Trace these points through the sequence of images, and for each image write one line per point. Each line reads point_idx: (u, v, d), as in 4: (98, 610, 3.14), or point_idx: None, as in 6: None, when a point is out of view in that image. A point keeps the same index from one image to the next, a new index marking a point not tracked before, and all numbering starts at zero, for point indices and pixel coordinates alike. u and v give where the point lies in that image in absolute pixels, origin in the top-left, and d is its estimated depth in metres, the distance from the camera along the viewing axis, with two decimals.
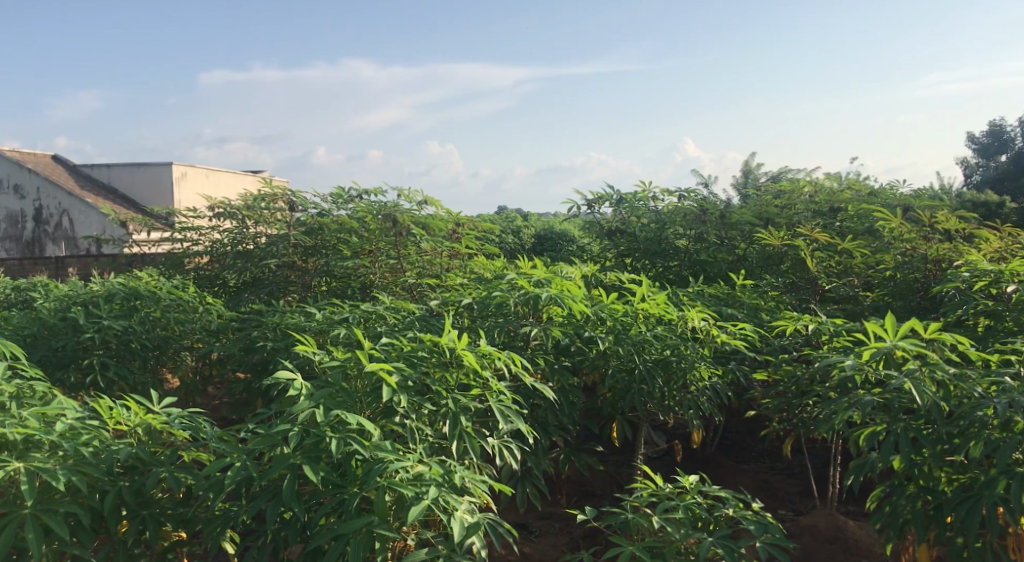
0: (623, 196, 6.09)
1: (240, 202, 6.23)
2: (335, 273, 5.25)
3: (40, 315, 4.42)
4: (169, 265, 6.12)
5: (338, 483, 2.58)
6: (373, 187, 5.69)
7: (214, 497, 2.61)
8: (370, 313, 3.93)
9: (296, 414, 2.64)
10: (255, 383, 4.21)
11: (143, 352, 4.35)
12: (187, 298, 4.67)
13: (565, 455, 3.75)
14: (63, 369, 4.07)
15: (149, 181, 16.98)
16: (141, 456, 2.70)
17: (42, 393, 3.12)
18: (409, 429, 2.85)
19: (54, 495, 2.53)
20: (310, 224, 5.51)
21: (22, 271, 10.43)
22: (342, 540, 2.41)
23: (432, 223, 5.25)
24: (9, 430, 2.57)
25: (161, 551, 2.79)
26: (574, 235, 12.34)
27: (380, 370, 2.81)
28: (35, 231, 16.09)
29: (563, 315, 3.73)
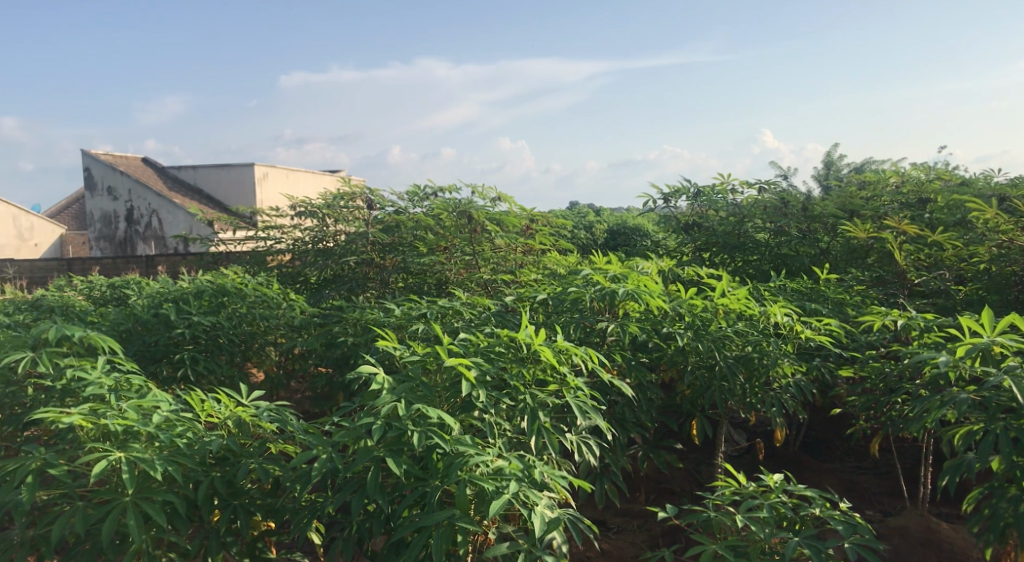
0: (701, 189, 5.98)
1: (320, 201, 6.39)
2: (412, 269, 5.29)
3: (135, 311, 4.62)
4: (253, 262, 6.32)
5: (420, 477, 2.62)
6: (448, 185, 5.76)
7: (301, 489, 2.68)
8: (447, 309, 3.96)
9: (378, 408, 2.69)
10: (337, 377, 4.31)
11: (230, 347, 4.50)
12: (272, 296, 4.87)
13: (643, 452, 3.72)
14: (157, 363, 4.25)
15: (231, 181, 17.55)
16: (232, 448, 2.80)
17: (138, 386, 3.26)
18: (488, 423, 2.87)
19: (152, 484, 2.64)
20: (388, 222, 5.72)
21: (116, 268, 10.89)
22: (425, 533, 2.45)
23: (507, 219, 5.26)
24: (111, 421, 2.70)
25: (252, 540, 2.88)
26: (648, 230, 12.22)
27: (458, 365, 2.83)
28: (127, 231, 16.84)
29: (640, 311, 3.69)
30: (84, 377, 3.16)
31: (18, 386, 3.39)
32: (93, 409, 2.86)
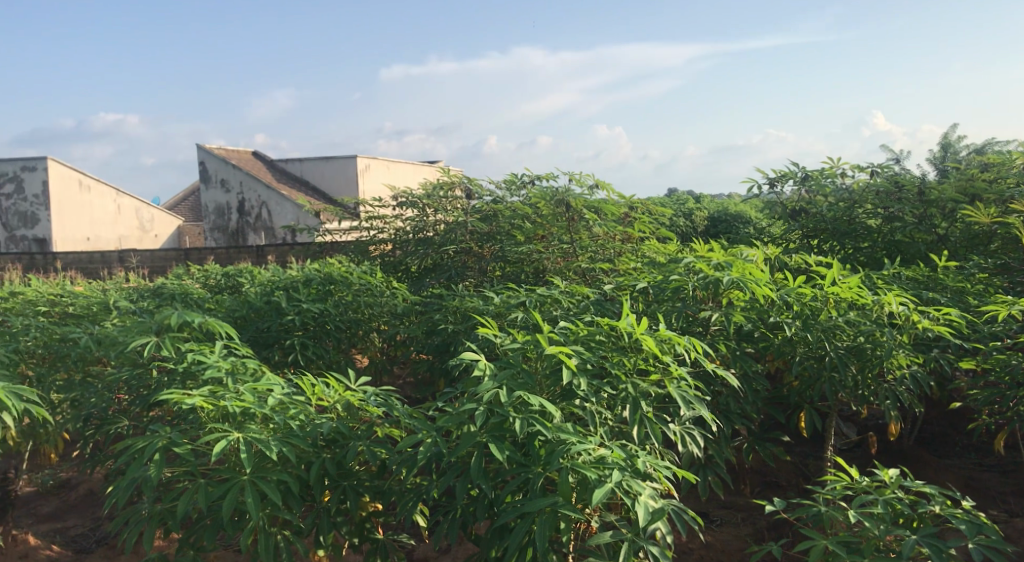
0: (808, 173, 5.77)
1: (420, 191, 6.51)
2: (510, 258, 5.32)
3: (248, 298, 4.83)
4: (357, 252, 6.50)
5: (522, 463, 2.64)
6: (546, 173, 5.76)
7: (406, 472, 2.74)
8: (546, 297, 3.95)
9: (480, 394, 2.72)
10: (439, 364, 4.39)
11: (337, 333, 4.64)
12: (376, 284, 5.01)
13: (748, 444, 3.63)
14: (269, 349, 4.43)
15: (334, 173, 18.10)
16: (341, 430, 2.90)
17: (253, 370, 3.41)
18: (590, 412, 2.86)
19: (267, 464, 2.76)
20: (486, 211, 5.79)
21: (228, 257, 11.42)
22: (528, 519, 2.46)
23: (605, 207, 5.20)
24: (230, 402, 2.84)
25: (361, 520, 2.98)
26: (751, 216, 11.90)
27: (559, 352, 2.83)
28: (239, 222, 17.63)
29: (745, 300, 3.60)
30: (204, 360, 3.33)
31: (144, 368, 3.61)
32: (213, 391, 3.01)
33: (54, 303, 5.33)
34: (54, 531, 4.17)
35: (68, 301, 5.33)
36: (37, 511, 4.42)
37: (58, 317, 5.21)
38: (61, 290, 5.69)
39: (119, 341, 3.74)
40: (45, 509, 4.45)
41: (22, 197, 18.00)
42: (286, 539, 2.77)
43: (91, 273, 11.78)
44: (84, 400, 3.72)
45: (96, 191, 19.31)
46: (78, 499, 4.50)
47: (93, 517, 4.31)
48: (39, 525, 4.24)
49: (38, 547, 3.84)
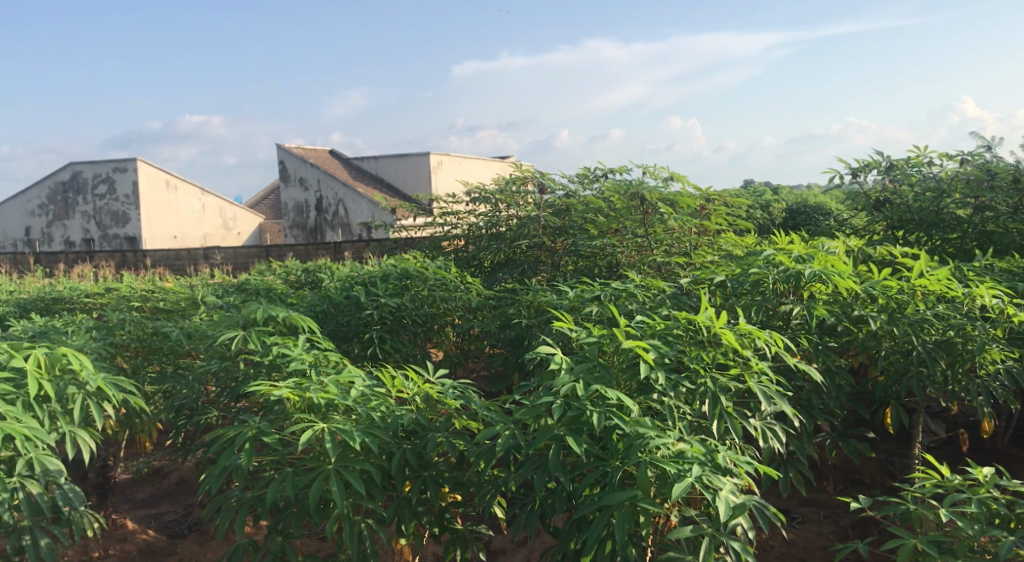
0: (893, 162, 5.59)
1: (493, 186, 6.56)
2: (583, 252, 5.31)
3: (329, 293, 4.96)
4: (431, 247, 6.59)
5: (600, 456, 2.64)
6: (620, 166, 5.73)
7: (485, 464, 2.77)
8: (621, 291, 3.91)
9: (558, 387, 2.74)
10: (512, 357, 4.42)
11: (413, 327, 4.73)
12: (451, 279, 5.09)
13: (831, 440, 3.54)
14: (348, 342, 4.54)
15: (408, 170, 18.38)
16: (422, 422, 2.96)
17: (335, 362, 3.51)
18: (668, 406, 2.84)
19: (351, 454, 2.83)
20: (559, 206, 5.80)
21: (307, 254, 11.73)
22: (607, 512, 2.46)
23: (680, 200, 5.12)
24: (315, 394, 2.93)
25: (441, 510, 3.04)
26: (831, 207, 11.56)
27: (637, 346, 2.82)
28: (318, 220, 18.05)
29: (828, 294, 3.52)
30: (288, 353, 3.44)
31: (231, 361, 3.75)
32: (298, 383, 3.11)
33: (146, 299, 5.58)
34: (150, 516, 4.38)
35: (160, 296, 5.57)
36: (133, 498, 4.65)
37: (150, 312, 5.45)
38: (152, 285, 5.96)
39: (208, 334, 3.90)
40: (141, 495, 4.68)
41: (115, 198, 18.90)
42: (369, 527, 2.84)
43: (179, 270, 12.27)
44: (176, 392, 3.88)
45: (182, 190, 20.09)
46: (172, 486, 4.71)
47: (184, 504, 4.51)
48: (136, 511, 4.45)
49: (136, 531, 4.04)
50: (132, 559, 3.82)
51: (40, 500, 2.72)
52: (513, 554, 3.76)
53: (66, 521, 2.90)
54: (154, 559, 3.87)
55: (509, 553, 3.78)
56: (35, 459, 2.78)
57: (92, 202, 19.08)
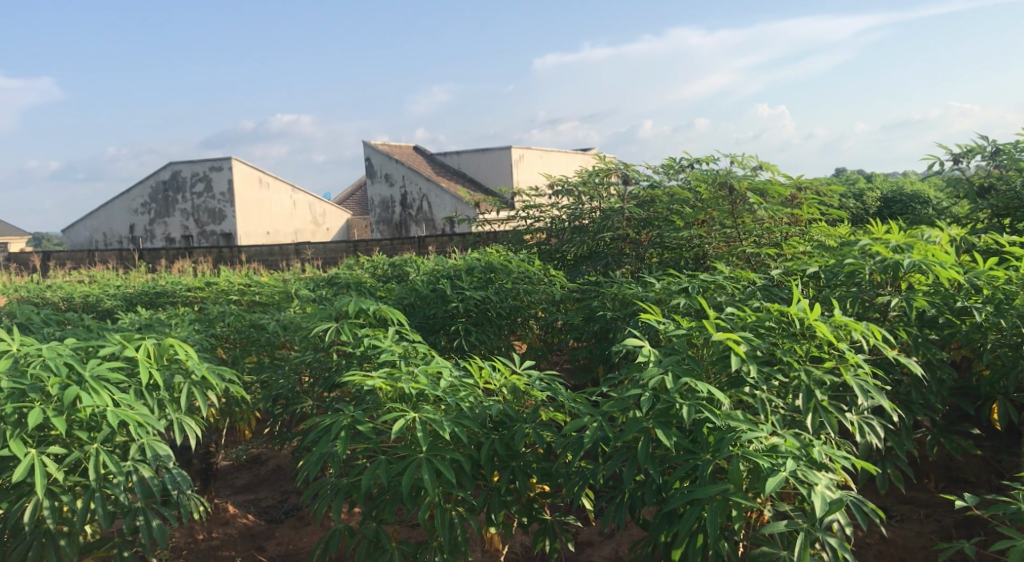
0: (999, 147, 5.32)
1: (576, 178, 6.54)
2: (669, 244, 5.26)
3: (416, 287, 5.06)
4: (514, 240, 6.63)
5: (690, 449, 2.61)
6: (707, 156, 5.63)
7: (573, 456, 2.78)
8: (709, 283, 3.84)
9: (646, 380, 2.72)
10: (597, 350, 4.40)
11: (498, 320, 4.78)
12: (534, 272, 5.11)
13: (932, 436, 3.41)
14: (435, 334, 4.62)
15: (490, 164, 18.51)
16: (510, 413, 2.99)
17: (424, 354, 3.58)
18: (760, 400, 2.79)
19: (441, 443, 2.88)
20: (643, 197, 5.74)
21: (393, 248, 11.99)
22: (698, 505, 2.43)
23: (771, 189, 5.00)
24: (407, 384, 3.00)
25: (530, 500, 3.07)
26: (929, 195, 11.05)
27: (727, 339, 2.78)
28: (402, 215, 18.40)
29: (928, 285, 3.40)
30: (378, 345, 3.54)
31: (325, 352, 3.88)
32: (389, 373, 3.19)
33: (243, 292, 5.81)
34: (249, 502, 4.57)
35: (255, 290, 5.78)
36: (233, 483, 4.86)
37: (247, 305, 5.67)
38: (248, 279, 6.19)
39: (303, 326, 4.04)
40: (241, 481, 4.89)
41: (212, 195, 19.71)
42: (460, 515, 2.89)
43: (272, 265, 12.71)
44: (273, 382, 4.03)
45: (274, 187, 20.81)
46: (269, 473, 4.91)
47: (281, 490, 4.68)
48: (236, 496, 4.65)
49: (236, 515, 4.22)
50: (235, 541, 4.00)
51: (152, 483, 2.87)
52: (600, 546, 3.77)
53: (175, 503, 3.05)
54: (254, 542, 4.04)
55: (596, 545, 3.80)
56: (147, 444, 2.94)
57: (190, 199, 19.95)
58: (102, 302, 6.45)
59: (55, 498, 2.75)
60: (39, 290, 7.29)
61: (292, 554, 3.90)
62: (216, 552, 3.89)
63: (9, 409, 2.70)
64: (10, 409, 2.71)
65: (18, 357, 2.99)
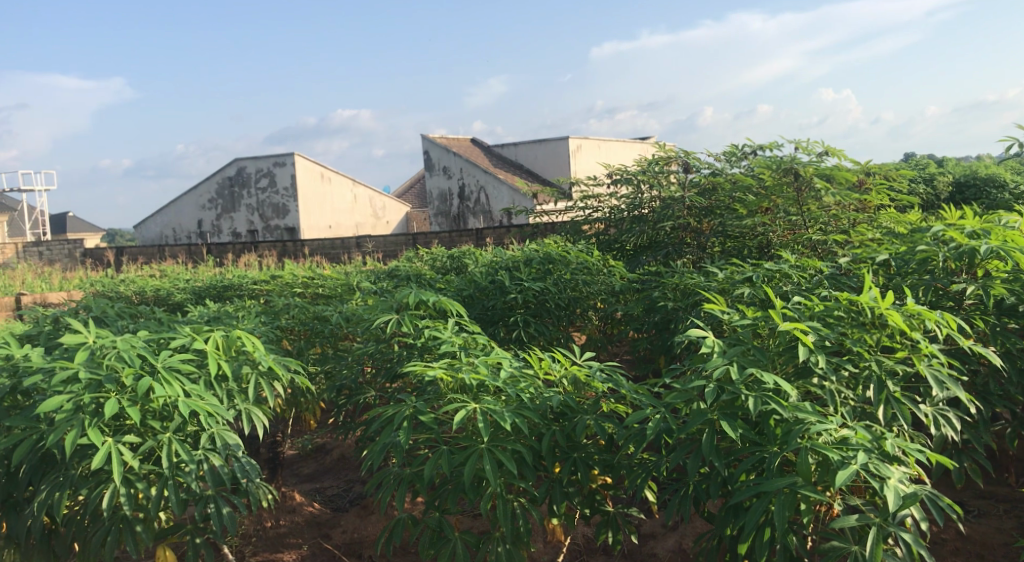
0: None
1: (635, 167, 6.46)
2: (732, 232, 5.17)
3: (475, 278, 5.08)
4: (571, 231, 6.56)
5: (757, 442, 2.56)
6: (770, 142, 5.50)
7: (636, 447, 2.75)
8: (774, 272, 3.76)
9: (710, 370, 2.67)
10: (658, 341, 4.34)
11: (556, 310, 4.77)
12: (593, 262, 5.07)
13: (1013, 429, 3.28)
14: (495, 326, 4.63)
15: (548, 155, 18.47)
16: (571, 404, 2.98)
17: (484, 344, 3.60)
18: (829, 391, 2.71)
19: (502, 434, 2.89)
20: (704, 184, 5.65)
21: (451, 240, 12.06)
22: (765, 498, 2.37)
23: (838, 174, 4.86)
24: (468, 375, 3.01)
25: (592, 491, 3.05)
26: (1006, 179, 10.60)
27: (794, 329, 2.70)
28: (461, 207, 18.51)
29: (1006, 272, 3.27)
30: (439, 336, 3.57)
31: (387, 344, 3.92)
32: (450, 364, 3.21)
33: (307, 285, 5.92)
34: (315, 490, 4.66)
35: (319, 282, 5.89)
36: (299, 472, 4.97)
37: (310, 297, 5.78)
38: (312, 272, 6.31)
39: (365, 318, 4.10)
40: (307, 470, 4.99)
41: (276, 190, 20.16)
42: (522, 506, 2.88)
43: (335, 258, 12.92)
44: (337, 372, 4.09)
45: (335, 181, 21.17)
46: (334, 462, 5.00)
47: (345, 479, 4.77)
48: (302, 485, 4.75)
49: (303, 504, 4.31)
50: (302, 529, 4.09)
51: (222, 471, 2.95)
52: (663, 539, 3.73)
53: (244, 491, 3.12)
54: (320, 530, 4.13)
55: (660, 537, 3.77)
56: (217, 434, 3.02)
57: (255, 195, 20.44)
58: (172, 295, 6.65)
59: (131, 485, 2.85)
60: (114, 284, 7.55)
61: (357, 542, 3.97)
62: (284, 540, 3.98)
63: (87, 399, 2.80)
64: (87, 399, 2.80)
65: (94, 349, 3.09)
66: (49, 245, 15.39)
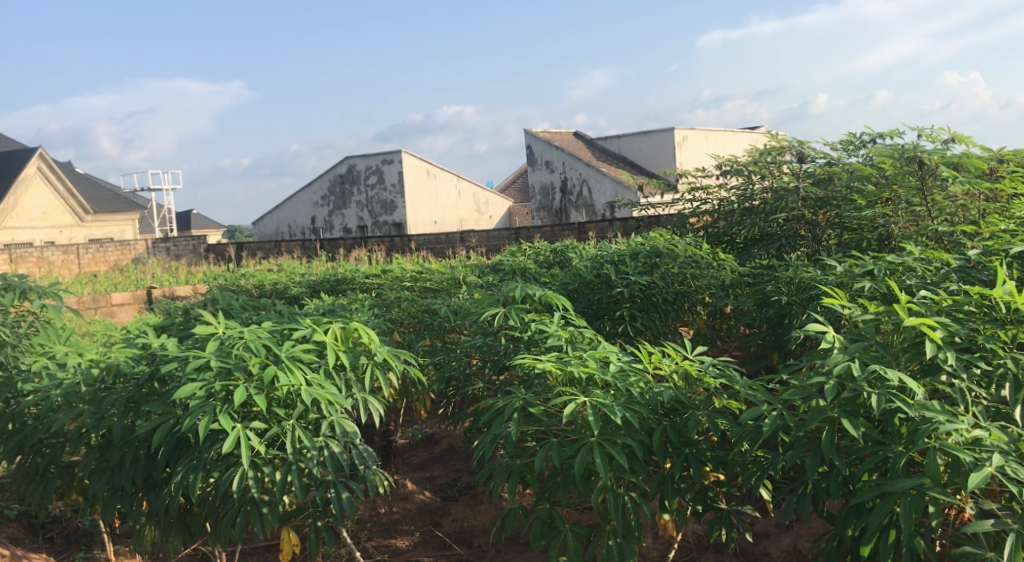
0: None
1: (746, 158, 6.30)
2: (849, 224, 4.99)
3: (580, 271, 5.06)
4: (677, 224, 6.45)
5: (881, 441, 2.46)
6: (891, 130, 5.27)
7: (750, 445, 2.69)
8: (897, 265, 3.60)
9: (830, 367, 2.58)
10: (771, 337, 4.24)
11: (664, 304, 4.71)
12: (702, 256, 5.03)
13: None
14: (601, 319, 4.60)
15: (652, 148, 18.23)
16: (682, 399, 2.95)
17: (591, 339, 3.60)
18: (960, 389, 2.57)
19: (612, 428, 2.88)
20: (819, 175, 5.53)
21: (555, 234, 12.08)
22: (890, 500, 2.28)
23: (967, 161, 4.62)
24: (577, 369, 3.03)
25: (704, 488, 3.00)
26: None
27: (921, 324, 2.58)
28: (563, 201, 18.53)
29: None
30: (545, 330, 3.60)
31: (494, 337, 3.98)
32: (559, 357, 3.23)
33: (416, 279, 6.07)
34: (425, 478, 4.79)
35: (426, 277, 6.03)
36: (410, 461, 5.11)
37: (419, 291, 5.92)
38: (420, 267, 6.46)
39: (474, 311, 4.18)
40: (417, 459, 5.13)
41: (384, 187, 20.76)
42: (633, 500, 2.86)
43: (440, 253, 13.16)
44: (446, 364, 4.17)
45: (440, 177, 21.55)
46: (443, 452, 5.12)
47: (454, 468, 4.87)
48: (413, 473, 4.89)
49: (414, 491, 4.43)
50: (413, 517, 4.21)
51: (341, 458, 3.07)
52: (777, 539, 3.67)
53: (362, 478, 3.24)
54: (432, 518, 4.24)
55: (773, 537, 3.70)
56: (336, 421, 3.15)
57: (365, 191, 21.12)
58: (288, 289, 6.95)
59: (258, 469, 3.00)
60: (234, 278, 7.94)
61: (467, 531, 4.06)
62: (397, 526, 4.12)
63: (217, 386, 2.96)
64: (218, 387, 2.97)
65: (223, 339, 3.28)
66: (175, 241, 16.35)
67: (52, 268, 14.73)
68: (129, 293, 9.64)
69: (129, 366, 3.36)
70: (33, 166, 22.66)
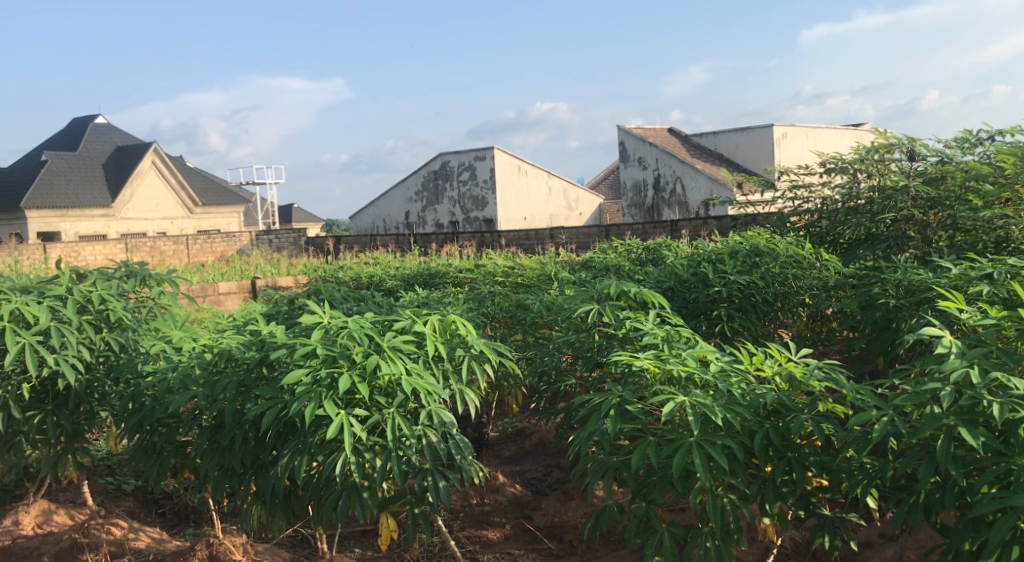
0: None
1: (851, 156, 6.09)
2: (963, 225, 4.75)
3: (675, 269, 4.99)
4: (776, 223, 6.28)
5: (1003, 452, 2.33)
6: (1013, 126, 5.00)
7: (859, 451, 2.60)
8: (1019, 268, 3.41)
9: (947, 372, 2.47)
10: (877, 341, 4.09)
11: (763, 305, 4.60)
12: (805, 256, 4.88)
13: None
14: (697, 319, 4.52)
15: (749, 144, 17.83)
16: (784, 401, 2.88)
17: (688, 337, 3.55)
18: None
19: (712, 429, 2.83)
20: (932, 173, 5.29)
21: (646, 232, 11.94)
22: (1014, 513, 2.17)
23: None
24: (676, 367, 2.99)
25: (807, 494, 2.92)
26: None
27: None
28: (655, 198, 18.36)
29: None
30: (641, 328, 3.57)
31: (589, 333, 3.97)
32: (657, 355, 3.20)
33: (508, 274, 6.11)
34: (516, 472, 4.83)
35: (519, 272, 6.06)
36: (501, 454, 5.16)
37: (511, 286, 5.96)
38: (513, 262, 6.50)
39: (569, 307, 4.18)
40: (508, 452, 5.18)
41: (476, 183, 21.04)
42: (732, 503, 2.81)
43: (530, 249, 13.22)
44: (539, 358, 4.18)
45: (530, 173, 21.62)
46: (533, 447, 5.14)
47: (545, 463, 4.89)
48: (504, 466, 4.94)
49: (506, 484, 4.47)
50: (505, 509, 4.25)
51: (438, 447, 3.12)
52: (881, 549, 3.54)
53: (458, 468, 3.29)
54: (523, 511, 4.28)
55: (876, 547, 3.57)
56: (433, 411, 3.21)
57: (457, 187, 21.43)
58: (384, 282, 7.11)
59: (359, 455, 3.08)
60: (332, 270, 8.18)
61: (558, 525, 4.08)
62: (489, 518, 4.17)
63: (323, 373, 3.07)
64: (323, 374, 3.07)
65: (328, 328, 3.39)
66: (277, 234, 17.00)
67: (165, 256, 15.56)
68: (235, 283, 10.06)
69: (239, 352, 3.52)
70: (148, 161, 23.97)
